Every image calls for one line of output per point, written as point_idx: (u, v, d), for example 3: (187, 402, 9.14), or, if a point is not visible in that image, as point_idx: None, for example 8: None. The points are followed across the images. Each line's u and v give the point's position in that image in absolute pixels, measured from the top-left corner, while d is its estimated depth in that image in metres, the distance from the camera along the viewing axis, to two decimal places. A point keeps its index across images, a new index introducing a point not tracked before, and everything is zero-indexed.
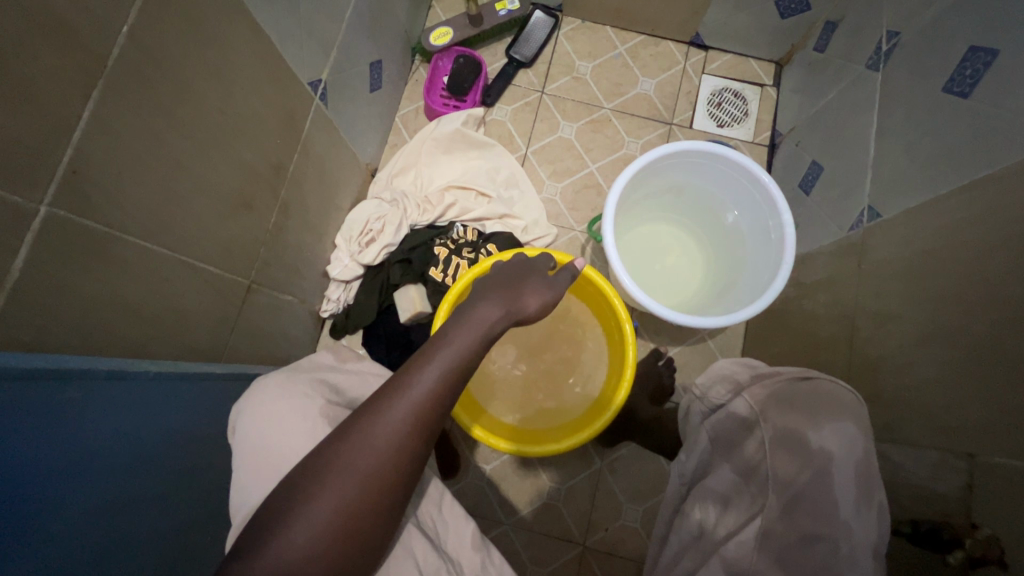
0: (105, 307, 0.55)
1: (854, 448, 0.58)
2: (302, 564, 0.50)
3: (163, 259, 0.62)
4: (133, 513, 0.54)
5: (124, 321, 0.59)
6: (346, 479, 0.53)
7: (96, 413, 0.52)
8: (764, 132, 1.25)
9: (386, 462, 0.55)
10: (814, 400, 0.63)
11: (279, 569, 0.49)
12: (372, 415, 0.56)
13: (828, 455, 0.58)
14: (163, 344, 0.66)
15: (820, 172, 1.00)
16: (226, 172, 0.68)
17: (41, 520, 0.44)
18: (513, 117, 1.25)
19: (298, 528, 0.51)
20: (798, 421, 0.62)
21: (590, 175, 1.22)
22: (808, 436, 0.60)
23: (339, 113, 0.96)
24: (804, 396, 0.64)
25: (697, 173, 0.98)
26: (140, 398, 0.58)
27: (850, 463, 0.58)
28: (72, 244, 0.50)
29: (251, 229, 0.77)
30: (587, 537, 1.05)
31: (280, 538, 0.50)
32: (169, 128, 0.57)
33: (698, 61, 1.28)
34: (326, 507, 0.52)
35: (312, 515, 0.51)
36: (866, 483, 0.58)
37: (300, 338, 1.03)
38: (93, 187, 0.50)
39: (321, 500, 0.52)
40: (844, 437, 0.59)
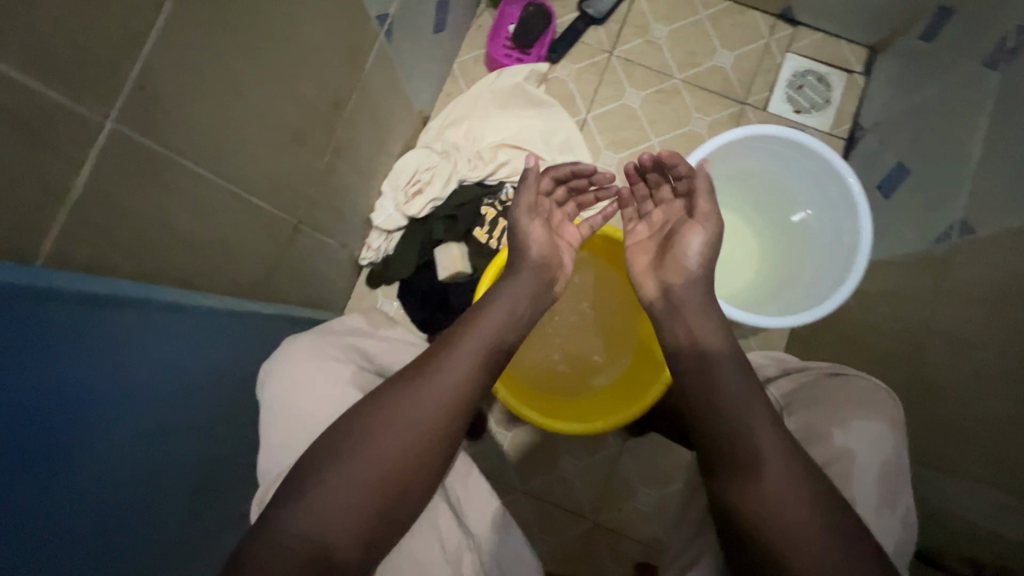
0: (159, 233, 0.54)
1: (881, 448, 0.59)
2: (344, 515, 0.49)
3: (219, 189, 0.59)
4: (175, 441, 0.54)
5: (177, 247, 0.57)
6: (373, 450, 0.52)
7: (148, 340, 0.51)
8: (844, 124, 1.16)
9: (416, 436, 0.54)
10: (843, 397, 0.64)
11: (322, 515, 0.49)
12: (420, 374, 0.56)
13: (851, 453, 0.60)
14: (210, 276, 0.64)
15: (906, 176, 0.93)
16: (286, 103, 0.65)
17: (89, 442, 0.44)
18: (576, 76, 1.17)
19: (322, 493, 0.49)
20: (822, 418, 0.63)
21: (650, 149, 1.16)
22: (832, 433, 0.61)
23: (400, 53, 0.91)
24: (827, 389, 0.66)
25: (771, 161, 0.91)
26: (190, 329, 0.57)
27: (873, 463, 0.59)
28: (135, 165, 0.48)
29: (303, 167, 0.74)
30: (597, 514, 1.06)
31: (305, 500, 0.49)
32: (236, 49, 0.54)
33: (784, 37, 1.18)
34: (351, 473, 0.51)
35: (358, 466, 0.51)
36: (891, 487, 0.59)
37: (337, 283, 1.01)
38: (157, 106, 0.47)
39: (348, 467, 0.51)
40: (869, 437, 0.60)
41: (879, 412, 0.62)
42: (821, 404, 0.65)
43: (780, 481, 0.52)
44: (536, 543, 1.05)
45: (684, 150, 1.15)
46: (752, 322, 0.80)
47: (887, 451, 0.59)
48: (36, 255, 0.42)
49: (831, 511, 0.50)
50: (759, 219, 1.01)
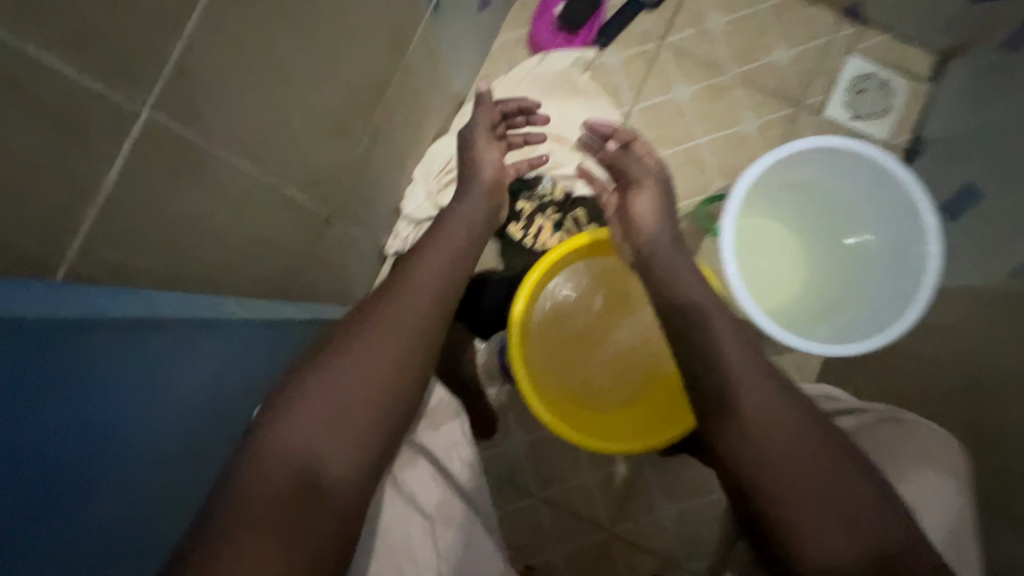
0: (195, 231, 0.49)
1: (949, 507, 0.56)
2: (333, 419, 0.50)
3: (256, 182, 0.54)
4: (207, 455, 0.51)
5: (212, 245, 0.52)
6: (354, 359, 0.53)
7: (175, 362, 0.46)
8: (904, 135, 1.10)
9: (392, 362, 0.55)
10: (901, 445, 0.60)
11: (308, 420, 0.49)
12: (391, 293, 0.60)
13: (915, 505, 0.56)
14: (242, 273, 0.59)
15: (977, 201, 0.87)
16: (330, 88, 0.59)
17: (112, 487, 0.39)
18: (623, 66, 1.10)
19: (304, 418, 0.48)
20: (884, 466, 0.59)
21: (696, 149, 1.09)
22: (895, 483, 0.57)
23: (444, 32, 0.84)
24: (886, 435, 0.61)
25: (835, 175, 0.84)
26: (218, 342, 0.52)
27: (943, 517, 0.56)
28: (168, 161, 0.42)
29: (340, 155, 0.69)
30: (615, 524, 1.04)
31: (288, 424, 0.48)
32: (285, 29, 0.48)
33: (848, 36, 1.10)
34: (331, 398, 0.51)
35: (345, 376, 0.52)
36: (957, 545, 0.55)
37: (362, 274, 0.96)
38: (199, 91, 0.42)
39: (327, 394, 0.51)
40: (935, 489, 0.57)
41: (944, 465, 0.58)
42: (878, 450, 0.61)
43: (755, 417, 0.53)
44: (551, 549, 1.04)
45: (732, 152, 1.09)
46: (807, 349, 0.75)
47: (955, 510, 0.56)
48: (58, 264, 0.37)
49: (819, 442, 0.52)
50: (807, 234, 0.95)
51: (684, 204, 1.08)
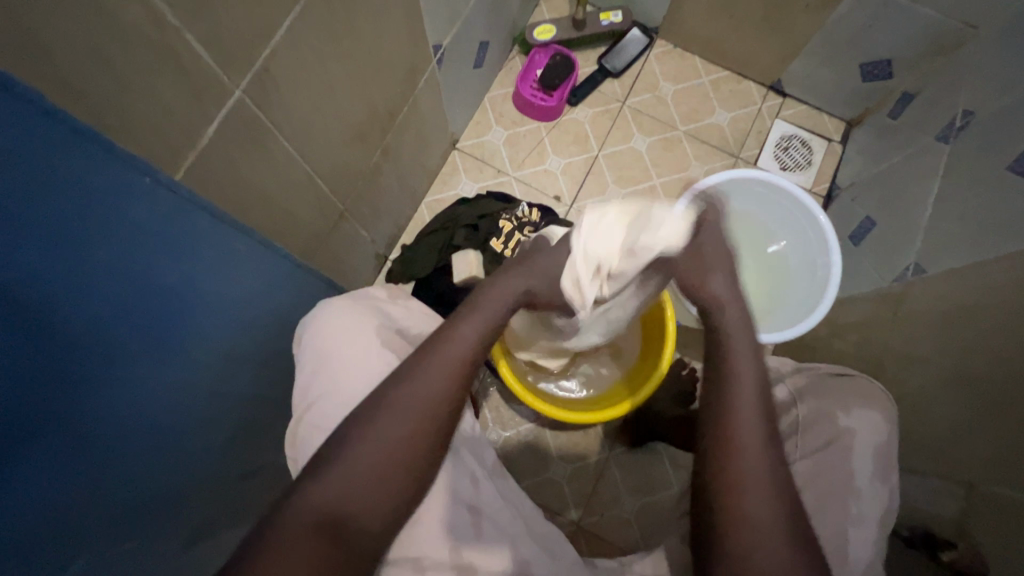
0: (247, 196, 0.64)
1: (877, 430, 0.76)
2: (349, 492, 0.56)
3: (297, 166, 0.71)
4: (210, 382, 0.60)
5: (259, 213, 0.68)
6: (377, 437, 0.59)
7: (169, 260, 0.54)
8: (823, 183, 1.32)
9: (434, 404, 0.61)
10: (847, 390, 0.80)
11: (336, 484, 0.56)
12: (404, 387, 0.61)
13: (853, 431, 0.76)
14: (273, 238, 0.73)
15: (872, 228, 1.07)
16: (357, 104, 0.77)
17: (97, 341, 0.47)
18: (592, 119, 1.33)
19: (339, 469, 0.57)
20: (833, 404, 0.79)
21: (651, 187, 1.30)
22: (840, 417, 0.78)
23: (446, 81, 1.05)
24: (836, 384, 0.82)
25: (755, 204, 1.04)
26: (213, 241, 0.59)
27: (872, 438, 0.76)
28: (247, 134, 0.59)
29: (358, 160, 0.85)
30: (581, 515, 1.12)
31: (319, 486, 0.56)
32: (331, 54, 0.66)
33: (774, 105, 1.36)
34: (362, 457, 0.58)
35: (360, 458, 0.57)
36: (884, 465, 0.75)
37: (362, 275, 1.10)
38: (274, 82, 0.60)
39: (364, 445, 0.58)
40: (870, 422, 0.77)
41: (876, 403, 0.79)
42: (832, 395, 0.81)
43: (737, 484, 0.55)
44: None
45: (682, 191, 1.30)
46: None
47: (881, 434, 0.76)
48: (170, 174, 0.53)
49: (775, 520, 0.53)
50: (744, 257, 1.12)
51: None
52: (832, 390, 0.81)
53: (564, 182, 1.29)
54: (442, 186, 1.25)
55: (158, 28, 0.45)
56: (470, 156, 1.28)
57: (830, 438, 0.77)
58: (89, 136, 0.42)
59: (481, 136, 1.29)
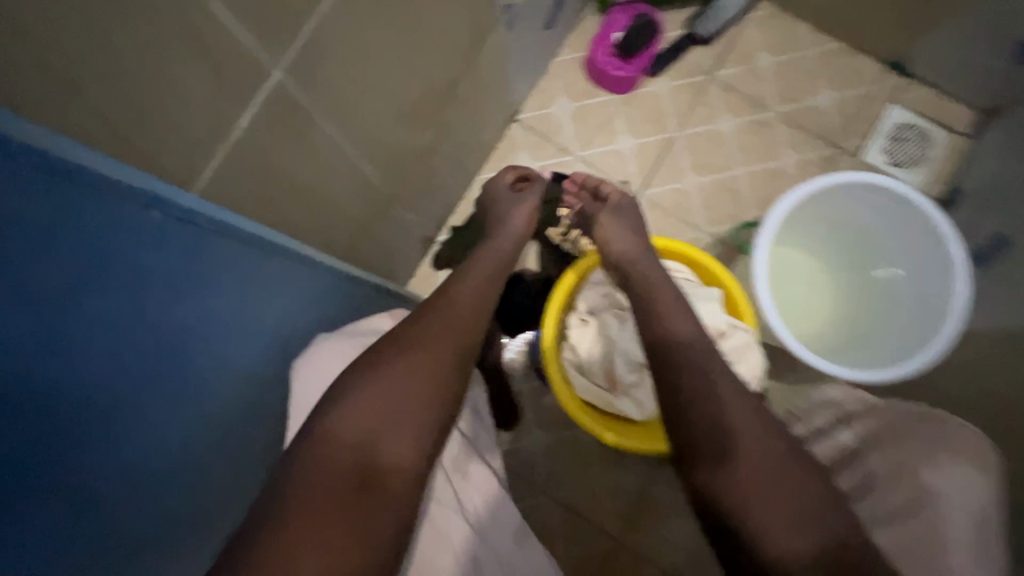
0: (285, 188, 0.55)
1: (974, 494, 0.57)
2: (352, 439, 0.52)
3: (342, 152, 0.61)
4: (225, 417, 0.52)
5: (299, 206, 0.59)
6: (380, 383, 0.55)
7: (178, 283, 0.43)
8: (940, 185, 1.12)
9: (438, 346, 0.59)
10: (930, 439, 0.62)
11: (336, 432, 0.52)
12: (407, 334, 0.59)
13: (941, 495, 0.57)
14: (314, 232, 0.65)
15: (1010, 247, 0.90)
16: (414, 77, 0.66)
17: (104, 403, 0.39)
18: (671, 93, 1.16)
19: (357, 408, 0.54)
20: (912, 457, 0.61)
21: (732, 178, 1.14)
22: (920, 471, 0.59)
23: (512, 46, 0.91)
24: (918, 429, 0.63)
25: (863, 212, 0.88)
26: (235, 263, 0.50)
27: (968, 510, 0.56)
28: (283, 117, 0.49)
29: (410, 140, 0.75)
30: (621, 533, 1.04)
31: (337, 420, 0.53)
32: (387, 19, 0.55)
33: (891, 87, 1.15)
34: (384, 389, 0.55)
35: (358, 405, 0.54)
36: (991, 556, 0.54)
37: (408, 259, 1.01)
38: (319, 56, 0.49)
39: (384, 380, 0.56)
40: (964, 484, 0.57)
41: (970, 456, 0.59)
42: (908, 442, 0.63)
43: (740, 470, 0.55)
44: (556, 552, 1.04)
45: (768, 183, 1.13)
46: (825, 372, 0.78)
47: (981, 500, 0.56)
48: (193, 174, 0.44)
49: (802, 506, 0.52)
50: (837, 271, 0.97)
51: (719, 228, 1.12)
52: (914, 438, 0.63)
53: (634, 165, 1.14)
54: (497, 163, 1.13)
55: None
56: (531, 130, 1.15)
57: (907, 502, 0.58)
58: (60, 176, 0.32)
59: (544, 108, 1.15)
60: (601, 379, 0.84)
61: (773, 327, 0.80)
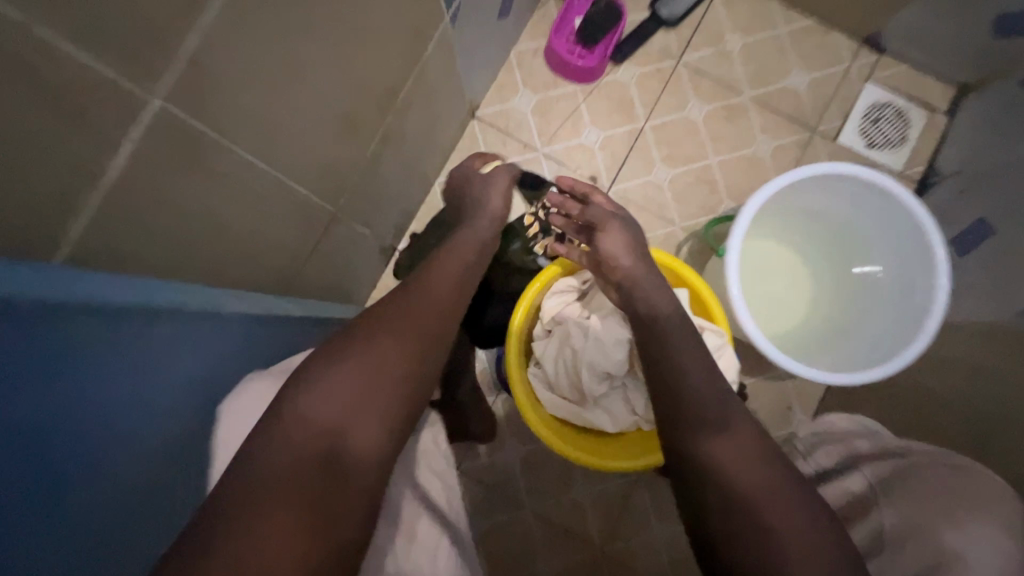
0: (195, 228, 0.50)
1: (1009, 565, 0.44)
2: (313, 433, 0.46)
3: (262, 176, 0.55)
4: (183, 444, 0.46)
5: (215, 238, 0.54)
6: (334, 380, 0.50)
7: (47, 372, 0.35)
8: (918, 166, 1.08)
9: (400, 349, 0.55)
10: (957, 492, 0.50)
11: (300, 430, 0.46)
12: (363, 337, 0.55)
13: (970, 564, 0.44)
14: (243, 265, 0.60)
15: (987, 235, 0.86)
16: (342, 89, 0.60)
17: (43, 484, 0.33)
18: (639, 81, 1.10)
19: (332, 384, 0.50)
20: (933, 519, 0.48)
21: (706, 168, 1.09)
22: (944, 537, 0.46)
23: (462, 42, 0.85)
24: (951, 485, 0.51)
25: (842, 202, 0.84)
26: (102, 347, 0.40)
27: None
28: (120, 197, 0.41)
29: (350, 154, 0.69)
30: (605, 543, 1.00)
31: (294, 418, 0.46)
32: (303, 34, 0.49)
33: (867, 64, 1.10)
34: (350, 373, 0.51)
35: (325, 391, 0.49)
36: None
37: (365, 272, 0.95)
38: (211, 67, 0.42)
39: (351, 358, 0.52)
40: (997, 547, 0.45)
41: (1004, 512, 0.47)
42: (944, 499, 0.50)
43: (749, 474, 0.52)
44: (539, 569, 1.00)
45: (743, 172, 1.09)
46: (786, 368, 0.76)
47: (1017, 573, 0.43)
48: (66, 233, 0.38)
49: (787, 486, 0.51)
50: (819, 266, 0.93)
51: (693, 222, 1.07)
52: (939, 491, 0.51)
53: (602, 158, 1.09)
54: (457, 164, 1.07)
55: (185, 139, 0.44)
56: (492, 127, 1.08)
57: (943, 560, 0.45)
58: None
59: (505, 102, 1.09)
60: (571, 394, 0.79)
61: (749, 331, 0.76)
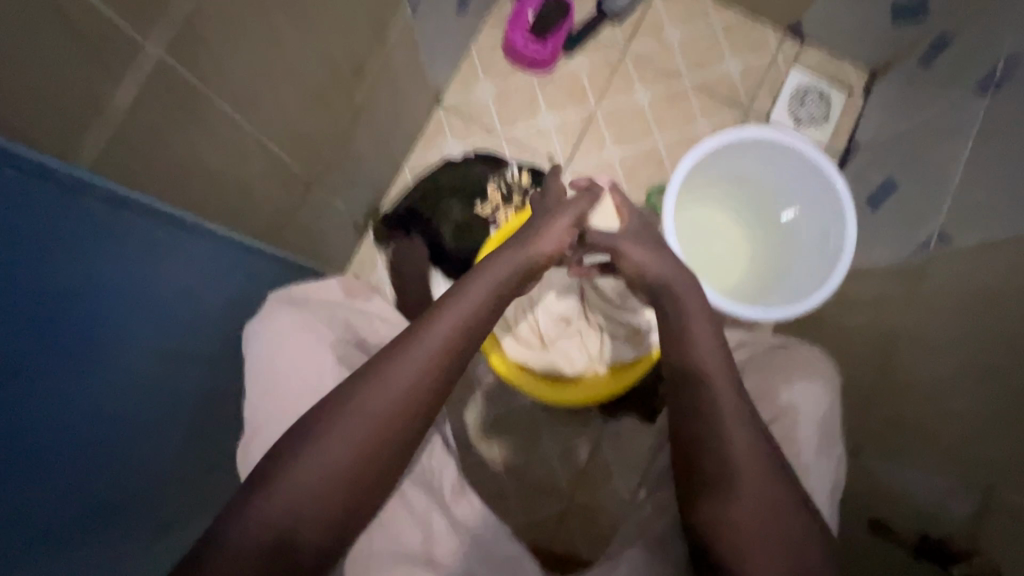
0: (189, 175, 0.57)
1: (819, 404, 0.65)
2: (297, 497, 0.51)
3: (247, 136, 0.63)
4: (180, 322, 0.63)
5: (207, 188, 0.62)
6: (324, 441, 0.53)
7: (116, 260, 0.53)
8: (840, 140, 1.21)
9: (394, 408, 0.55)
10: (787, 363, 0.68)
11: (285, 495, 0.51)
12: (360, 388, 0.55)
13: (795, 409, 0.65)
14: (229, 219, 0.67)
15: (893, 192, 0.98)
16: (315, 63, 0.68)
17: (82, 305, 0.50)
18: (589, 70, 1.21)
19: (317, 454, 0.52)
20: (773, 379, 0.67)
21: (652, 147, 1.20)
22: (779, 392, 0.66)
23: (424, 31, 0.94)
24: (769, 357, 0.70)
25: (765, 165, 0.96)
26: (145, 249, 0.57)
27: (812, 417, 0.64)
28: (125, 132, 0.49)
29: (323, 125, 0.77)
30: (573, 492, 1.08)
31: (283, 483, 0.51)
32: (280, 7, 0.58)
33: (790, 51, 1.23)
34: (342, 437, 0.53)
35: (313, 456, 0.52)
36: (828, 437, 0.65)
37: (339, 245, 1.03)
38: (208, 31, 0.51)
39: (340, 429, 0.54)
40: (812, 396, 0.65)
41: (817, 373, 0.67)
42: (768, 369, 0.69)
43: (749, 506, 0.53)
44: (513, 519, 1.07)
45: (685, 150, 1.20)
46: (719, 309, 0.85)
47: (823, 407, 0.65)
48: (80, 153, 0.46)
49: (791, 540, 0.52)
50: (753, 227, 1.04)
51: (642, 196, 1.17)
52: (770, 363, 0.70)
53: (558, 140, 1.19)
54: (424, 148, 1.16)
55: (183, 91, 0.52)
56: (456, 113, 1.17)
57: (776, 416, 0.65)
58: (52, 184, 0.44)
59: (468, 91, 1.18)
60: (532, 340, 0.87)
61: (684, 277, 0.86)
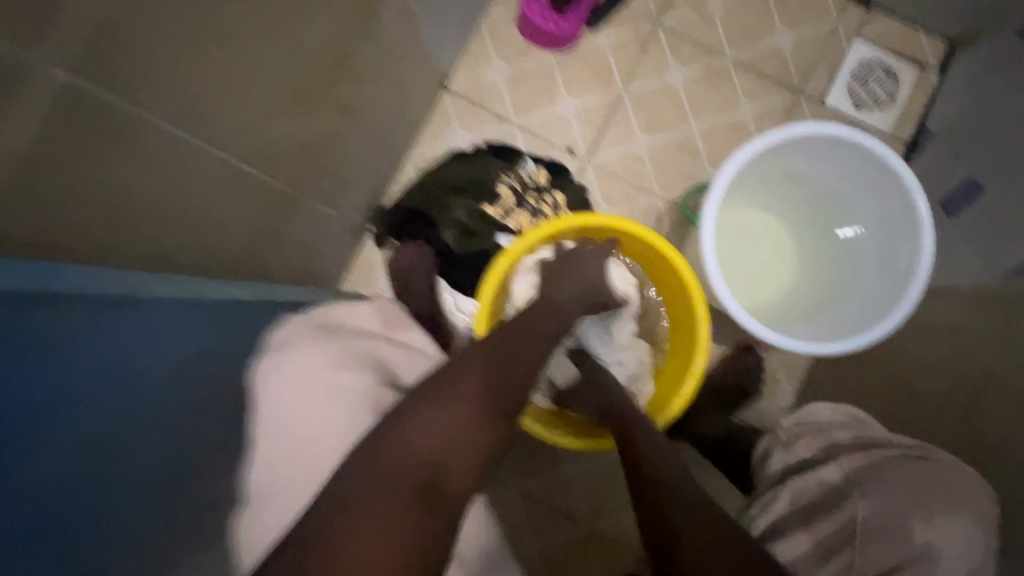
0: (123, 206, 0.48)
1: (967, 548, 0.59)
2: None
3: (195, 150, 0.53)
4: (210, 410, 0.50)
5: (151, 217, 0.52)
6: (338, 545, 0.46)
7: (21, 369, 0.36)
8: (908, 126, 1.04)
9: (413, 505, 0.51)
10: (935, 486, 0.62)
11: None
12: (385, 480, 0.51)
13: (933, 548, 0.58)
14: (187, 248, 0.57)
15: (978, 195, 0.83)
16: (284, 58, 0.56)
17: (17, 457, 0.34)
18: (616, 46, 1.06)
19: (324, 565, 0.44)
20: (906, 507, 0.60)
21: (687, 136, 1.05)
22: (916, 524, 0.59)
23: (423, 9, 0.80)
24: (926, 478, 0.62)
25: (824, 164, 0.81)
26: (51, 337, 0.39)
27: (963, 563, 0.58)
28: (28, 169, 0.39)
29: (303, 129, 0.66)
30: (593, 520, 1.00)
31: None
32: None
33: (854, 19, 1.05)
34: (359, 541, 0.46)
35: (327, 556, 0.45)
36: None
37: (335, 254, 0.93)
38: (124, 31, 0.40)
39: (356, 528, 0.47)
40: (954, 533, 0.59)
41: (971, 505, 0.61)
42: (912, 490, 0.62)
43: None
44: (526, 548, 0.99)
45: (726, 139, 1.05)
46: (764, 340, 0.73)
47: (974, 552, 0.59)
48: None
49: None
50: (804, 234, 0.90)
51: (675, 193, 1.04)
52: (909, 485, 0.62)
53: (580, 130, 1.05)
54: (429, 140, 1.04)
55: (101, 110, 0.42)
56: (464, 100, 1.04)
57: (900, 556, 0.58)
58: None
59: (477, 73, 1.05)
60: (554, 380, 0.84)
61: (725, 302, 0.74)
